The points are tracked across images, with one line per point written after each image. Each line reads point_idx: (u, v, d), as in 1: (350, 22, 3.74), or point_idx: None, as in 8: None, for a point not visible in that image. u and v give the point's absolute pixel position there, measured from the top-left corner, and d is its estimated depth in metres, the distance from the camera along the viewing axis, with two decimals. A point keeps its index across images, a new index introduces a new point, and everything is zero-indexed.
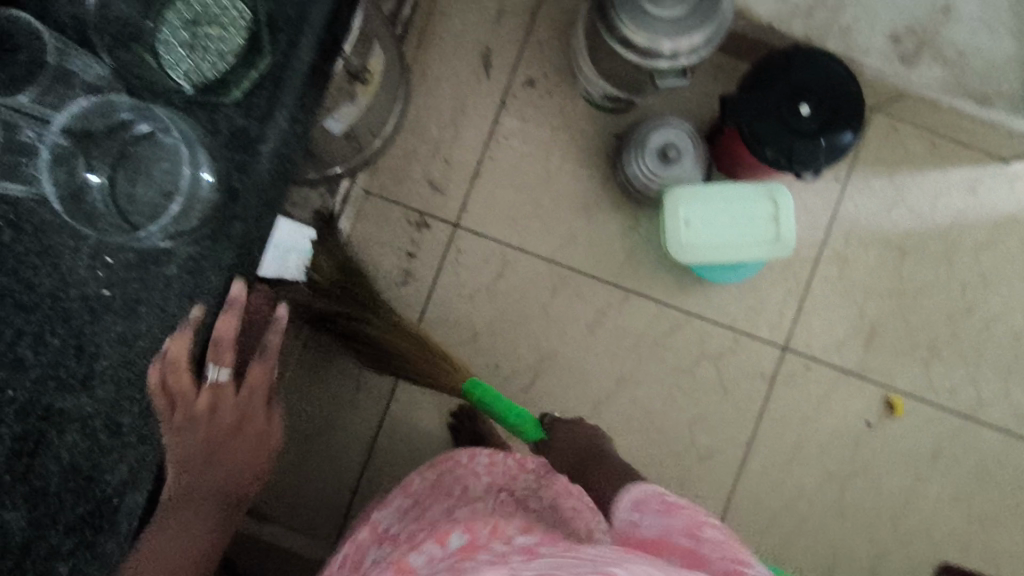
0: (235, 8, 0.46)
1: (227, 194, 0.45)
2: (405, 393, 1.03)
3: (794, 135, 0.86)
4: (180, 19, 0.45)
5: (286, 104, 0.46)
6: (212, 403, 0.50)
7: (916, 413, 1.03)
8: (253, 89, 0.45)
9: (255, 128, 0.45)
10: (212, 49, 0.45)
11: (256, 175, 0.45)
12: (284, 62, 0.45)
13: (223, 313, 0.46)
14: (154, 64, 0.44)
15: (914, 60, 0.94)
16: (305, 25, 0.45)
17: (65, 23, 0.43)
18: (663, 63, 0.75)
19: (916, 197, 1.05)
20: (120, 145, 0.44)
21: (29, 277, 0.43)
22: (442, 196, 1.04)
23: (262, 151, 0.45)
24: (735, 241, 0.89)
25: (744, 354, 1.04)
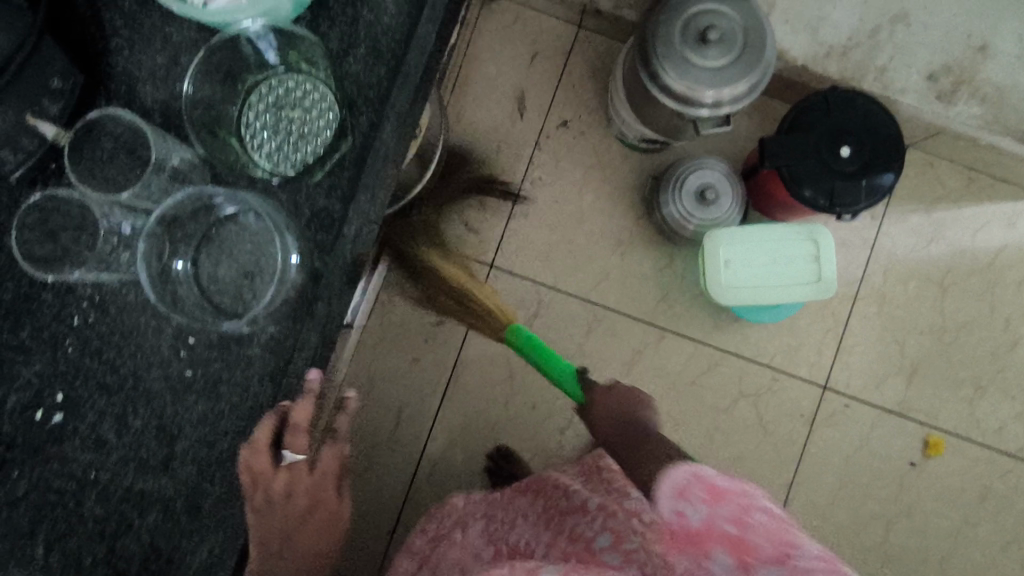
0: (317, 91, 0.56)
1: (311, 275, 0.54)
2: (442, 434, 1.03)
3: (834, 176, 0.85)
4: (264, 105, 0.56)
5: (366, 184, 0.55)
6: (287, 483, 0.56)
7: (962, 453, 1.01)
8: (334, 168, 0.55)
9: (337, 210, 0.55)
10: (294, 131, 0.56)
11: (337, 254, 0.55)
12: (365, 143, 0.55)
13: (301, 400, 0.54)
14: (240, 146, 0.55)
15: (951, 99, 0.94)
16: (386, 111, 0.55)
17: (151, 105, 0.54)
18: (704, 112, 0.76)
19: (955, 233, 1.03)
20: (204, 229, 0.55)
21: (115, 359, 0.53)
22: (477, 237, 1.04)
23: (344, 231, 0.55)
24: (776, 282, 0.88)
25: (783, 393, 1.02)
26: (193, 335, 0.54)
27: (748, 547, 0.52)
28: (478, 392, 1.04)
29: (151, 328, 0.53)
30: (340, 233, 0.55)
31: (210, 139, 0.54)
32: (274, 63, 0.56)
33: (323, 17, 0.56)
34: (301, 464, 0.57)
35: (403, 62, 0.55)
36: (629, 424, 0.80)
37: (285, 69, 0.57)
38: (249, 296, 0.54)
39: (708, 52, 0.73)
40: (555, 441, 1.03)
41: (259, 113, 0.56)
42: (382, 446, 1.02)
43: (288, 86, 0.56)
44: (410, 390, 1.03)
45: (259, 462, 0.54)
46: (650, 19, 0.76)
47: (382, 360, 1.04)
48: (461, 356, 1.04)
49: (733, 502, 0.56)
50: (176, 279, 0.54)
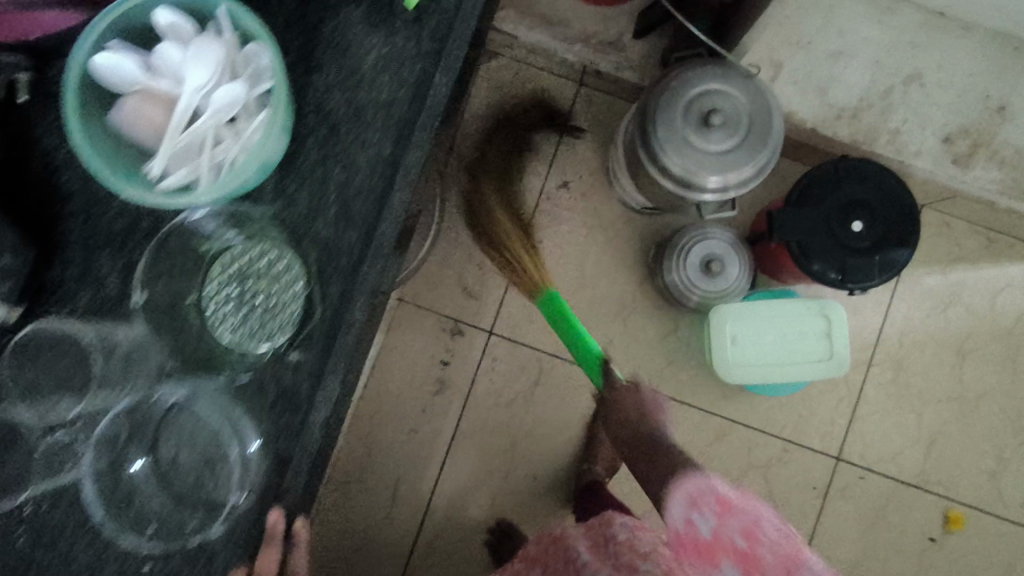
0: (281, 259, 0.43)
1: (277, 461, 0.43)
2: (441, 508, 1.00)
3: (846, 252, 0.82)
4: (222, 276, 0.43)
5: (336, 366, 0.43)
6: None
7: (983, 527, 0.97)
8: (301, 345, 0.43)
9: (305, 389, 0.43)
10: (258, 305, 0.42)
11: (306, 441, 0.43)
12: (336, 316, 0.43)
13: (265, 549, 0.42)
14: (199, 324, 0.42)
15: (968, 163, 0.90)
16: (360, 277, 0.43)
17: (106, 275, 0.42)
18: (709, 195, 0.72)
19: (974, 296, 0.99)
20: (157, 421, 0.42)
21: (66, 552, 0.40)
22: (476, 303, 1.01)
23: (313, 418, 0.43)
24: (785, 359, 0.85)
25: (795, 464, 0.98)
26: (150, 561, 0.41)
27: (756, 562, 0.55)
28: (478, 462, 1.00)
29: (101, 537, 0.41)
30: (308, 419, 0.43)
31: (168, 323, 0.42)
32: (227, 230, 0.43)
33: (291, 177, 0.43)
34: None
35: (375, 230, 0.43)
36: (640, 441, 0.69)
37: (243, 238, 0.43)
38: (213, 481, 0.42)
39: (711, 136, 0.70)
40: (558, 514, 1.00)
41: (219, 285, 0.43)
42: (381, 520, 1.00)
43: (246, 255, 0.43)
44: (408, 461, 1.00)
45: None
46: (649, 100, 0.74)
47: (380, 431, 1.00)
48: (460, 426, 1.01)
49: (745, 517, 0.58)
50: (132, 482, 0.42)
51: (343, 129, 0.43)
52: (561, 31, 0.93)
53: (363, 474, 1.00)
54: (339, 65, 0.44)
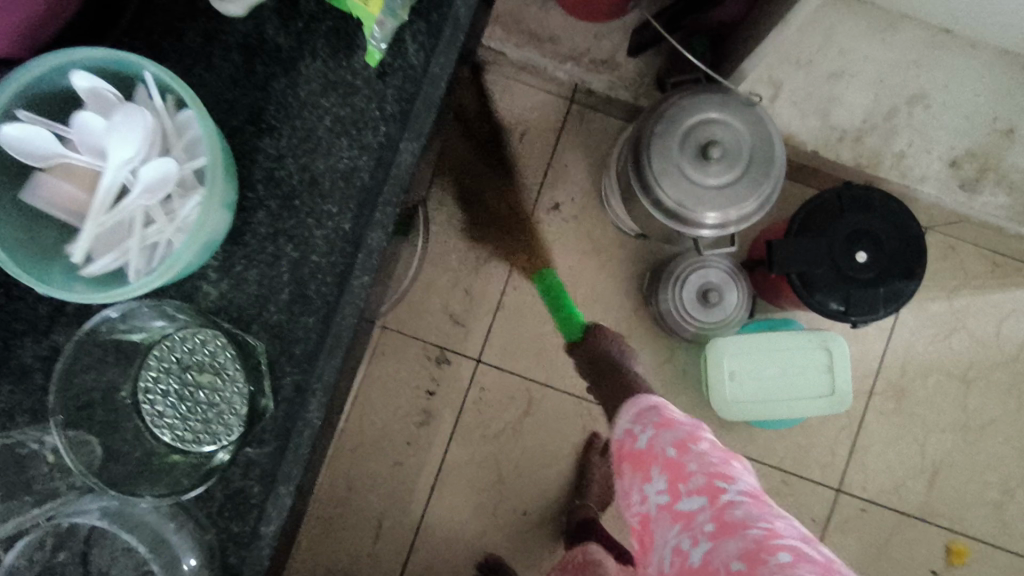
0: (223, 353, 0.39)
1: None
2: (427, 544, 0.96)
3: (850, 284, 0.78)
4: (158, 367, 0.39)
5: (288, 473, 0.39)
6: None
7: (988, 561, 0.94)
8: (248, 447, 0.39)
9: (256, 492, 0.39)
10: (200, 400, 0.39)
11: (255, 555, 0.38)
12: (290, 413, 0.40)
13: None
14: (135, 423, 0.39)
15: (976, 187, 0.86)
16: (313, 371, 0.40)
17: (35, 365, 0.39)
18: (706, 231, 0.68)
19: (979, 322, 0.96)
20: (74, 557, 0.35)
21: None
22: (463, 330, 0.97)
23: (263, 530, 0.39)
24: (786, 394, 0.81)
25: (794, 497, 0.95)
26: None
27: (681, 471, 0.51)
28: (466, 496, 0.97)
29: None
30: (257, 531, 0.39)
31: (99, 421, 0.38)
32: (158, 319, 0.39)
33: (238, 256, 0.41)
34: None
35: (331, 320, 0.40)
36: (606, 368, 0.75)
37: (177, 324, 0.39)
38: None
39: (709, 169, 0.66)
40: (549, 550, 0.96)
41: (155, 376, 0.39)
42: (365, 557, 0.96)
43: (185, 344, 0.39)
44: (393, 496, 0.96)
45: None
46: (643, 128, 0.70)
47: (363, 465, 0.97)
48: (447, 460, 0.97)
49: (680, 429, 0.54)
50: None
51: (298, 204, 0.41)
52: (549, 48, 0.89)
53: (346, 509, 0.96)
54: (293, 125, 0.42)
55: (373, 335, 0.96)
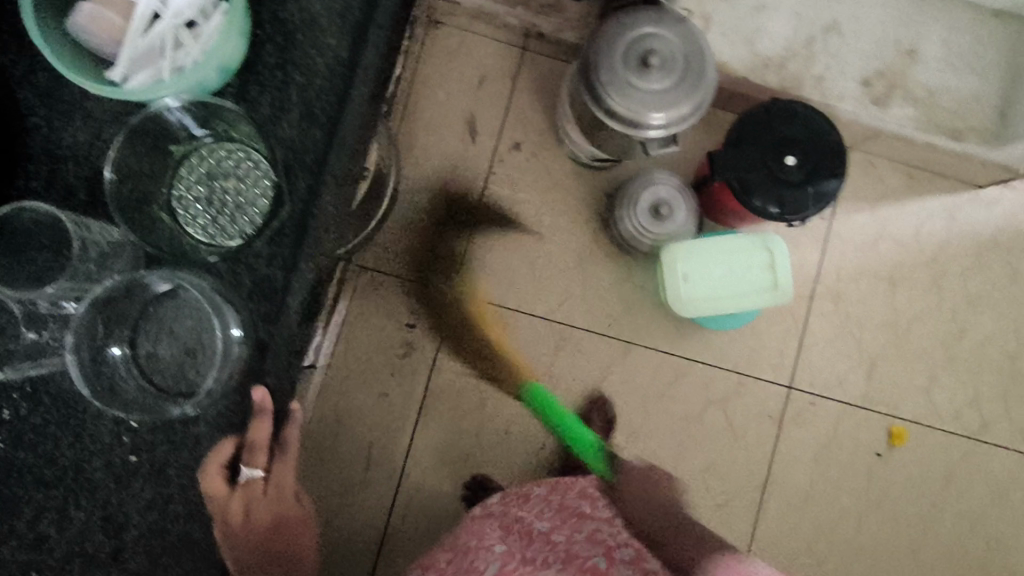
0: (253, 166, 0.53)
1: (255, 342, 0.52)
2: (415, 467, 1.02)
3: (783, 185, 0.87)
4: (194, 174, 0.54)
5: (307, 252, 0.52)
6: (242, 505, 0.53)
7: (924, 440, 1.05)
8: (276, 234, 0.52)
9: (280, 276, 0.52)
10: (228, 202, 0.53)
11: (286, 322, 0.52)
12: (304, 208, 0.52)
13: (257, 420, 0.50)
14: (170, 219, 0.53)
15: (886, 102, 0.96)
16: (325, 174, 0.52)
17: (73, 181, 0.51)
18: (651, 133, 0.77)
19: (900, 229, 1.07)
20: (139, 308, 0.50)
21: (52, 451, 0.50)
22: (437, 265, 1.04)
23: (288, 299, 0.52)
24: (734, 291, 0.90)
25: (751, 396, 1.04)
26: (134, 452, 0.51)
27: None
28: (450, 421, 1.02)
29: (87, 413, 0.50)
30: (284, 302, 0.52)
31: (138, 220, 0.51)
32: (200, 134, 0.53)
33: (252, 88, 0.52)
34: (258, 478, 0.53)
35: (334, 130, 0.52)
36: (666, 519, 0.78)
37: (214, 140, 0.53)
38: (192, 373, 0.50)
39: (651, 77, 0.75)
40: (531, 465, 1.03)
41: (191, 185, 0.54)
42: (355, 484, 1.01)
43: (219, 156, 0.54)
44: (381, 425, 1.02)
45: (212, 485, 0.50)
46: (590, 47, 0.78)
47: (350, 396, 1.02)
48: (430, 387, 1.03)
49: None
50: (113, 363, 0.50)
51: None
52: None
53: (337, 441, 1.01)
54: None
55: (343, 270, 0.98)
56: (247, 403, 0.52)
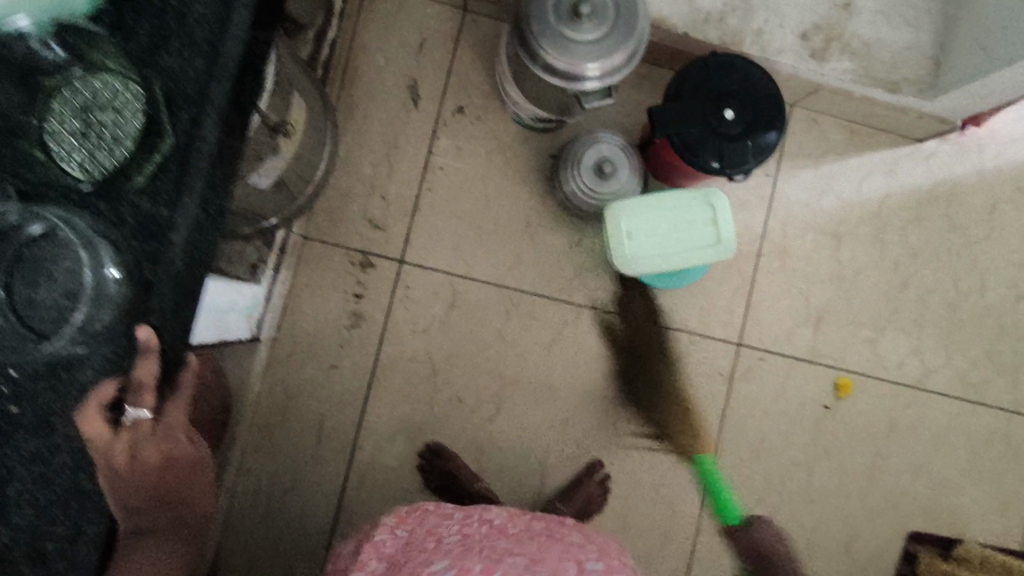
0: (127, 89, 0.41)
1: (139, 288, 0.40)
2: (369, 440, 1.00)
3: (722, 138, 0.88)
4: (69, 108, 0.41)
5: (195, 188, 0.41)
6: (128, 448, 0.42)
7: (869, 390, 1.07)
8: (157, 173, 0.40)
9: (165, 212, 0.40)
10: (105, 135, 0.41)
11: (170, 266, 0.40)
12: (188, 142, 0.41)
13: (141, 360, 0.40)
14: (44, 157, 0.40)
15: (824, 56, 0.97)
16: (207, 102, 0.41)
17: None
18: (589, 84, 0.78)
19: (844, 184, 1.08)
20: (14, 249, 0.38)
21: None
22: (384, 234, 1.02)
23: (174, 240, 0.40)
24: (678, 247, 0.90)
25: (701, 354, 1.05)
26: (19, 400, 0.38)
27: None
28: (402, 392, 1.01)
29: None
30: (170, 242, 0.40)
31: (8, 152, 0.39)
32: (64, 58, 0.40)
33: (128, 8, 0.40)
34: (148, 420, 0.43)
35: (220, 51, 0.41)
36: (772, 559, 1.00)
37: (85, 69, 0.41)
38: (77, 319, 0.38)
39: (583, 27, 0.75)
40: (486, 433, 1.02)
41: (65, 120, 0.41)
42: (307, 459, 0.99)
43: (95, 88, 0.41)
44: (332, 398, 1.00)
45: (93, 430, 0.39)
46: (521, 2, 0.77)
47: (298, 371, 1.00)
48: (381, 358, 1.01)
49: None
50: None
51: None
52: None
53: (287, 416, 0.99)
54: None
55: (276, 242, 0.93)
56: (129, 355, 0.41)
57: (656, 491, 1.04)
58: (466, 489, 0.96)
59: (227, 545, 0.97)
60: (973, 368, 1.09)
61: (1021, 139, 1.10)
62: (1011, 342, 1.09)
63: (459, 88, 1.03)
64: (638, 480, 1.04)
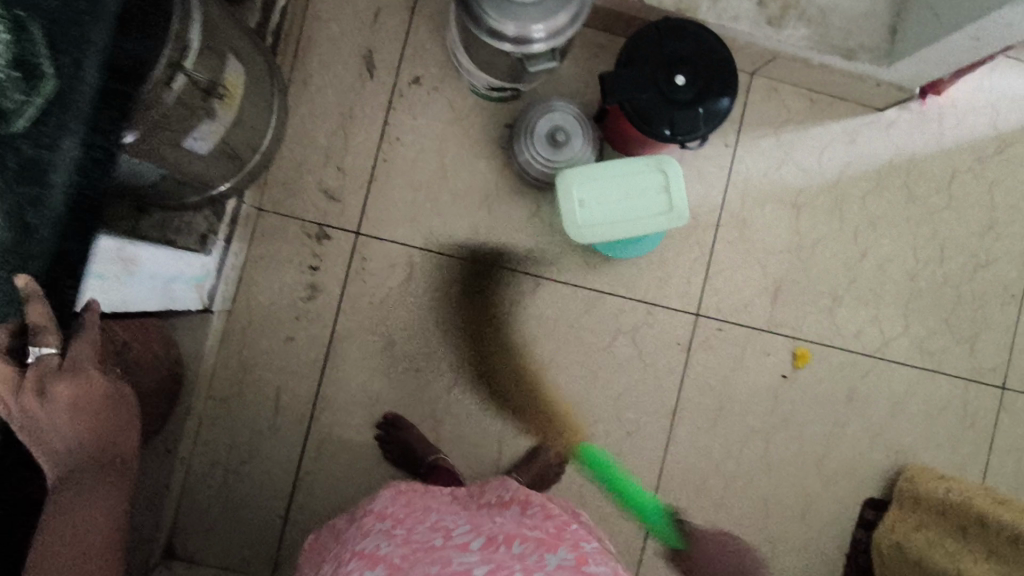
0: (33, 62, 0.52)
1: (21, 223, 0.52)
2: (326, 411, 1.01)
3: (673, 106, 0.87)
4: None
5: (70, 146, 0.54)
6: (36, 385, 0.50)
7: (827, 359, 1.08)
8: (35, 130, 0.53)
9: (54, 165, 0.53)
10: None
11: (50, 209, 0.53)
12: (63, 107, 0.53)
13: (30, 306, 0.50)
14: None
15: (780, 23, 0.96)
16: (85, 76, 0.54)
17: None
18: (538, 46, 0.78)
19: (803, 154, 1.08)
20: None
21: None
22: (340, 206, 1.01)
23: (52, 186, 0.53)
24: (629, 215, 0.90)
25: (659, 325, 1.06)
26: None
27: None
28: (359, 364, 1.01)
29: None
30: (49, 188, 0.53)
31: None
32: None
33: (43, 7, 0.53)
34: (50, 359, 0.51)
35: (105, 43, 0.55)
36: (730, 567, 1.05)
37: None
38: None
39: None
40: (444, 404, 1.02)
41: None
42: (263, 429, 0.99)
43: None
44: (288, 370, 1.00)
45: None
46: None
47: (254, 344, 1.00)
48: (337, 330, 1.01)
49: None
50: None
51: None
52: None
53: (243, 388, 0.99)
54: None
55: (227, 213, 0.93)
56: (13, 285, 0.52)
57: (614, 459, 1.05)
58: (422, 459, 0.96)
59: (185, 515, 0.98)
60: (931, 337, 1.09)
61: (982, 108, 1.10)
62: (969, 310, 1.10)
63: (415, 57, 1.02)
64: (596, 450, 1.05)
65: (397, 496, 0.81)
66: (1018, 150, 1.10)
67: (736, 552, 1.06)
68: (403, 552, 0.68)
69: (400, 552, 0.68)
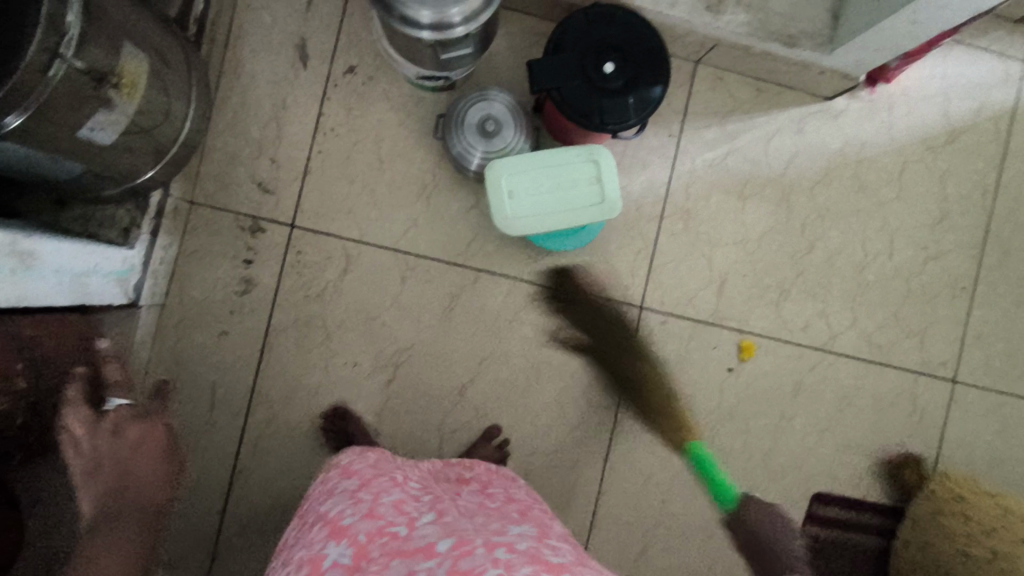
0: None
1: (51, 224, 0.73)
2: (261, 406, 0.99)
3: (602, 95, 0.85)
4: None
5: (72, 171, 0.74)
6: (114, 425, 0.77)
7: (773, 352, 1.06)
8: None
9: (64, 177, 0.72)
10: None
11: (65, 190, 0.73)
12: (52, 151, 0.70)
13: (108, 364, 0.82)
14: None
15: (719, 8, 0.94)
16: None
17: None
18: (457, 30, 0.75)
19: (749, 144, 1.06)
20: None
21: None
22: (274, 198, 1.00)
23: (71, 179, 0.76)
24: (561, 207, 0.88)
25: (601, 318, 1.04)
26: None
27: None
28: (295, 359, 1.00)
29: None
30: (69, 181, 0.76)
31: None
32: None
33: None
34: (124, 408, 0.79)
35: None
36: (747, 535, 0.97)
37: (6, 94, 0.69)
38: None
39: None
40: (382, 399, 1.01)
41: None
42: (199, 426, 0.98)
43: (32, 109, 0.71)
44: (222, 365, 0.99)
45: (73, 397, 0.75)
46: None
47: (188, 339, 0.98)
48: (272, 324, 1.00)
49: None
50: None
51: None
52: None
53: (177, 383, 0.98)
54: None
55: (151, 207, 0.91)
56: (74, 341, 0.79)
57: (557, 456, 1.03)
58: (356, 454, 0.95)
59: None
60: (880, 330, 1.07)
61: (933, 97, 1.07)
62: (918, 303, 1.08)
63: (351, 46, 1.01)
64: (537, 445, 1.03)
65: (368, 458, 0.76)
66: (970, 139, 1.08)
67: (682, 548, 1.04)
68: (368, 530, 0.63)
69: (365, 529, 0.63)
